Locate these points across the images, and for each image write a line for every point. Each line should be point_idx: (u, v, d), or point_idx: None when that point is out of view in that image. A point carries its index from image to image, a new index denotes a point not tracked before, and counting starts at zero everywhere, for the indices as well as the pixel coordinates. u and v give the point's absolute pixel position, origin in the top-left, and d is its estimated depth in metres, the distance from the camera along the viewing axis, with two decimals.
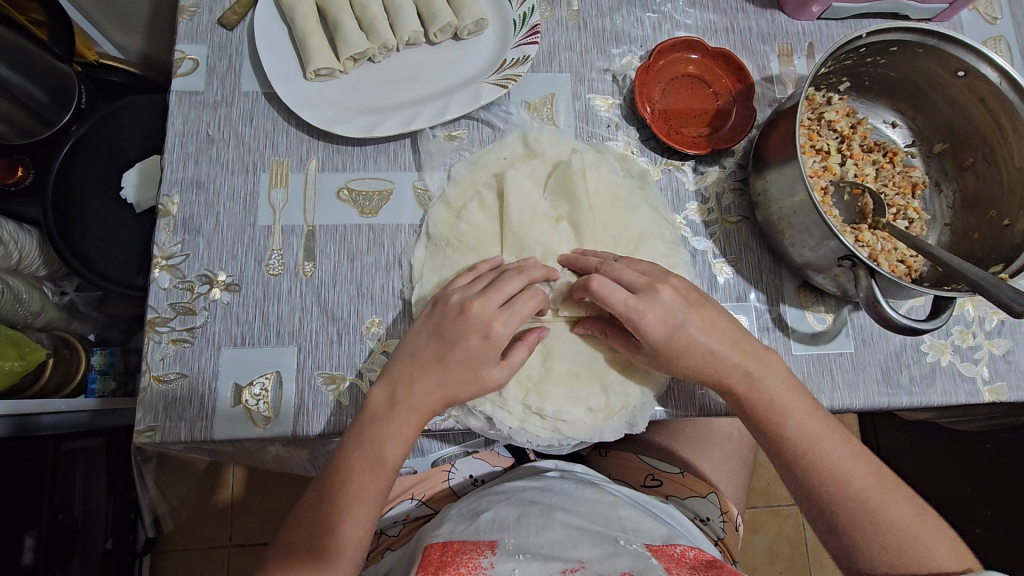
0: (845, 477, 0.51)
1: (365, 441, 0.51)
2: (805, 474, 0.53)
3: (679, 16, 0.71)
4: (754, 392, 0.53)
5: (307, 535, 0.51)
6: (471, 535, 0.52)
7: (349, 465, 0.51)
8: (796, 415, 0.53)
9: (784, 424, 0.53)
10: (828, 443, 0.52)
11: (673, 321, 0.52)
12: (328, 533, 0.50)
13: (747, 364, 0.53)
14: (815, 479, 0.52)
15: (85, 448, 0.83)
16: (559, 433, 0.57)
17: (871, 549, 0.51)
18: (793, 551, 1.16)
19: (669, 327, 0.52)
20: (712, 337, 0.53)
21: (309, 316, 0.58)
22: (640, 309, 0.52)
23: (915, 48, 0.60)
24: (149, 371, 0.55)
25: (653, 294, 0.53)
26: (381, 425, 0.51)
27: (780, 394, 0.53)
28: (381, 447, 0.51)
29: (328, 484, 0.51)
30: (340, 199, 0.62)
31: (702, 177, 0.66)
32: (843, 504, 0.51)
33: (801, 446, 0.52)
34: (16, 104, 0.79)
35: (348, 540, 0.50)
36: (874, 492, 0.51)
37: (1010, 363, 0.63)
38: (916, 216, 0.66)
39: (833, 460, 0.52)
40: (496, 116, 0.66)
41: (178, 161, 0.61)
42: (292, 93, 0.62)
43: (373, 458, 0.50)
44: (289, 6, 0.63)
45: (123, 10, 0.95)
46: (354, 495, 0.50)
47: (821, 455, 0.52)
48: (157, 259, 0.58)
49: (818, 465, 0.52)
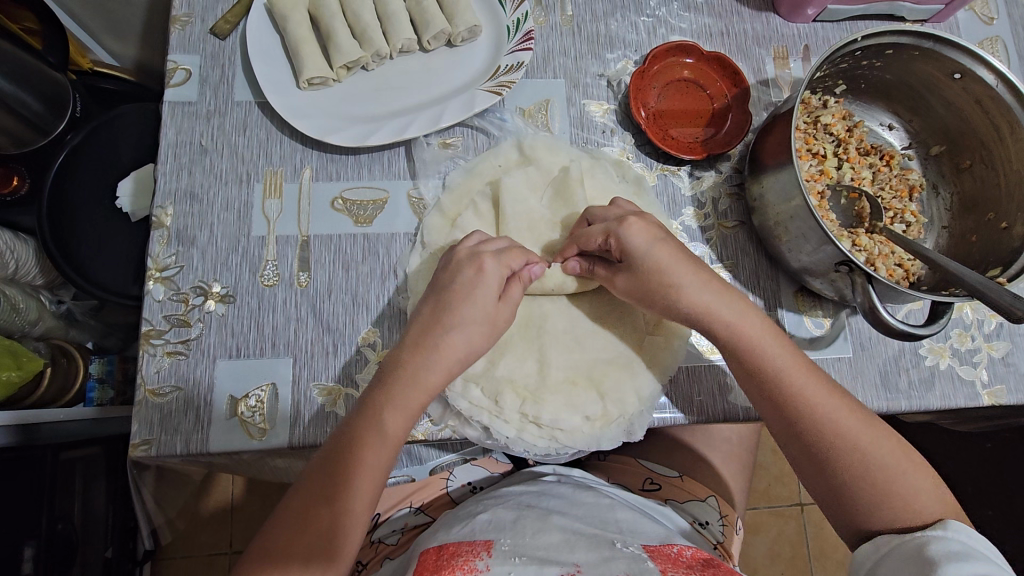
0: (851, 442, 0.51)
1: (370, 410, 0.50)
2: (810, 440, 0.52)
3: (674, 21, 0.71)
4: (763, 357, 0.53)
5: (310, 499, 0.49)
6: (467, 536, 0.53)
7: (358, 429, 0.50)
8: (811, 386, 0.52)
9: (791, 386, 0.52)
10: (832, 407, 0.52)
11: (656, 235, 0.54)
12: (335, 499, 0.48)
13: (755, 325, 0.54)
14: (814, 445, 0.52)
15: (85, 457, 0.83)
16: (555, 442, 0.56)
17: (876, 518, 0.50)
18: (794, 550, 1.15)
19: (650, 240, 0.53)
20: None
21: (304, 326, 0.58)
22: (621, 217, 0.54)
23: (911, 52, 0.59)
24: (144, 384, 0.54)
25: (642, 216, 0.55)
26: (393, 393, 0.51)
27: (784, 368, 0.52)
28: (383, 413, 0.50)
29: (331, 452, 0.50)
30: (335, 209, 0.61)
31: (697, 182, 0.66)
32: (844, 468, 0.51)
33: (806, 419, 0.52)
34: (15, 117, 0.81)
35: (356, 511, 0.49)
36: (875, 459, 0.50)
37: (1009, 365, 0.63)
38: (914, 219, 0.66)
39: (839, 437, 0.51)
40: (490, 123, 0.66)
41: (172, 173, 0.61)
42: (285, 102, 0.62)
43: (380, 426, 0.50)
44: (281, 15, 0.63)
45: (115, 19, 0.95)
46: (361, 463, 0.49)
47: (828, 420, 0.51)
48: (151, 271, 0.58)
49: (828, 428, 0.51)
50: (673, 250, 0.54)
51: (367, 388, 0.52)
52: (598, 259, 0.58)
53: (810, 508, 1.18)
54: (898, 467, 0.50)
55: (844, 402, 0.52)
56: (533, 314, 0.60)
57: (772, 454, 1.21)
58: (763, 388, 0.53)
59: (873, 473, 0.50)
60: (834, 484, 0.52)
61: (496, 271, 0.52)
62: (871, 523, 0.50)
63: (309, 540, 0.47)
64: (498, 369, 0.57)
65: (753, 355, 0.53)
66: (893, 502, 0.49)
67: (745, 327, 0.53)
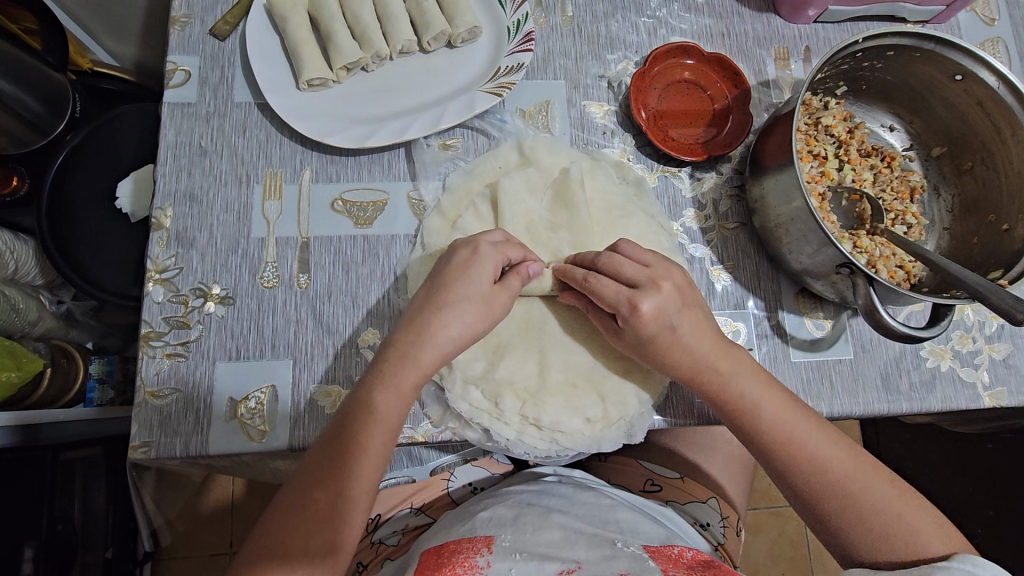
0: (818, 460, 0.52)
1: (363, 396, 0.50)
2: (781, 463, 0.53)
3: (675, 21, 0.71)
4: (726, 389, 0.53)
5: (308, 484, 0.49)
6: (466, 534, 0.52)
7: (353, 413, 0.50)
8: (776, 415, 0.53)
9: (757, 416, 0.53)
10: (798, 428, 0.52)
11: (664, 320, 0.52)
12: (332, 485, 0.49)
13: (717, 357, 0.54)
14: (785, 468, 0.53)
15: (84, 457, 0.83)
16: (556, 444, 0.56)
17: (855, 537, 0.50)
18: (795, 550, 1.15)
19: (657, 327, 0.52)
20: (697, 345, 0.53)
21: (304, 328, 0.58)
22: (634, 302, 0.51)
23: (912, 53, 0.59)
24: (143, 385, 0.54)
25: (653, 289, 0.52)
26: (387, 373, 0.50)
27: (750, 387, 0.53)
28: (372, 398, 0.50)
29: (329, 440, 0.50)
30: (335, 210, 0.61)
31: (698, 183, 0.66)
32: (818, 488, 0.51)
33: (774, 435, 0.52)
34: (16, 118, 0.81)
35: (356, 495, 0.49)
36: (848, 479, 0.51)
37: (1010, 367, 0.63)
38: (915, 220, 0.66)
39: (809, 451, 0.52)
40: (490, 124, 0.65)
41: (171, 174, 0.61)
42: (285, 103, 0.62)
43: (375, 411, 0.50)
44: (281, 16, 0.63)
45: (115, 19, 0.94)
46: (360, 447, 0.49)
47: (796, 444, 0.52)
48: (150, 272, 0.58)
49: (797, 451, 0.52)
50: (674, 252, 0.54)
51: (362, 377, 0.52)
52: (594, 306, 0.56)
53: None
54: (867, 476, 0.51)
55: (807, 417, 0.53)
56: (533, 316, 0.60)
57: None
58: (732, 411, 0.54)
59: (847, 490, 0.51)
60: (809, 504, 0.52)
61: (491, 259, 0.53)
62: (850, 541, 0.51)
63: (309, 527, 0.48)
64: (498, 371, 0.57)
65: (718, 382, 0.53)
66: (870, 522, 0.50)
67: (707, 357, 0.53)
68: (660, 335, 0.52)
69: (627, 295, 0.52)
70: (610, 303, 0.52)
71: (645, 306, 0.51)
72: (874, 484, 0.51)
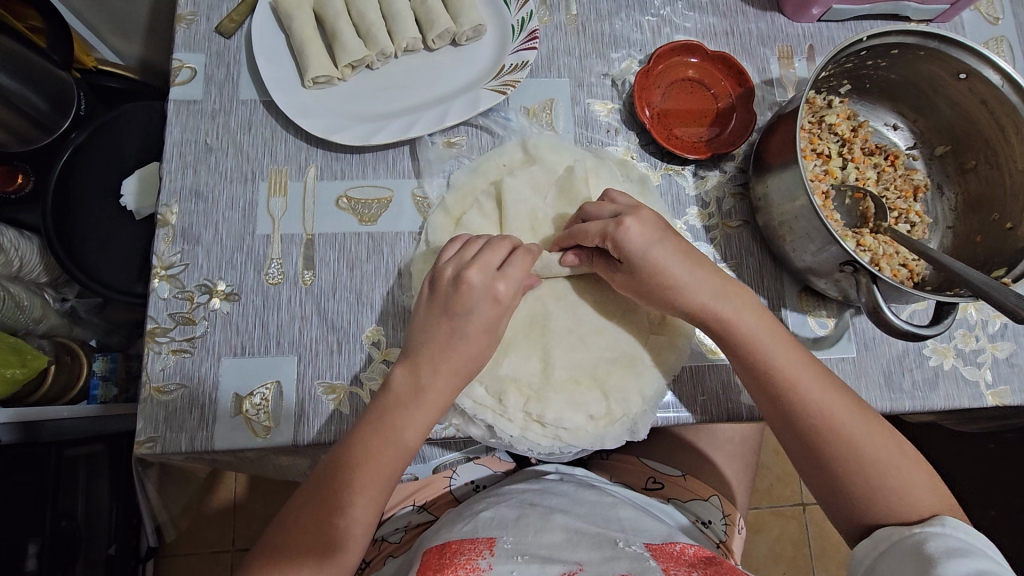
0: (821, 407, 0.52)
1: (386, 422, 0.50)
2: (788, 406, 0.53)
3: (678, 20, 0.71)
4: (736, 322, 0.53)
5: (327, 508, 0.49)
6: (470, 534, 0.53)
7: (372, 436, 0.50)
8: (785, 360, 0.53)
9: (766, 356, 0.53)
10: (803, 374, 0.53)
11: (650, 237, 0.53)
12: (344, 508, 0.49)
13: (727, 290, 0.54)
14: (791, 414, 0.53)
15: (89, 454, 0.83)
16: (559, 441, 0.56)
17: (853, 487, 0.51)
18: (796, 550, 1.15)
19: (646, 242, 0.52)
20: (696, 302, 0.54)
21: (309, 325, 0.58)
22: (618, 220, 0.53)
23: (917, 52, 0.59)
24: (149, 382, 0.55)
25: (636, 214, 0.54)
26: (399, 383, 0.52)
27: (757, 326, 0.54)
28: (400, 432, 0.51)
29: (343, 462, 0.50)
30: (340, 207, 0.62)
31: (702, 182, 0.66)
32: (818, 434, 0.52)
33: (783, 374, 0.53)
34: (16, 112, 0.80)
35: (364, 515, 0.50)
36: (851, 427, 0.51)
37: (1013, 366, 0.63)
38: (919, 219, 0.66)
39: (809, 398, 0.52)
40: (495, 122, 0.66)
41: (177, 171, 0.61)
42: (291, 101, 0.62)
43: (400, 440, 0.51)
44: (287, 14, 0.63)
45: (121, 17, 0.95)
46: (374, 468, 0.50)
47: (798, 386, 0.52)
48: (156, 269, 0.58)
49: (798, 394, 0.52)
50: (678, 247, 0.54)
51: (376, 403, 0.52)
52: (597, 253, 0.57)
53: (811, 509, 1.17)
54: (863, 428, 0.51)
55: (809, 366, 0.53)
56: (537, 312, 0.60)
57: (775, 455, 1.20)
58: (735, 347, 0.54)
59: (847, 436, 0.51)
60: (810, 451, 0.53)
61: (488, 255, 0.53)
62: (847, 491, 0.51)
63: (317, 529, 0.49)
64: (502, 367, 0.57)
65: (728, 326, 0.54)
66: (867, 472, 0.50)
67: (715, 297, 0.54)
68: (650, 254, 0.52)
69: (611, 220, 0.53)
70: (595, 234, 0.54)
71: (630, 223, 0.52)
72: (877, 435, 0.51)
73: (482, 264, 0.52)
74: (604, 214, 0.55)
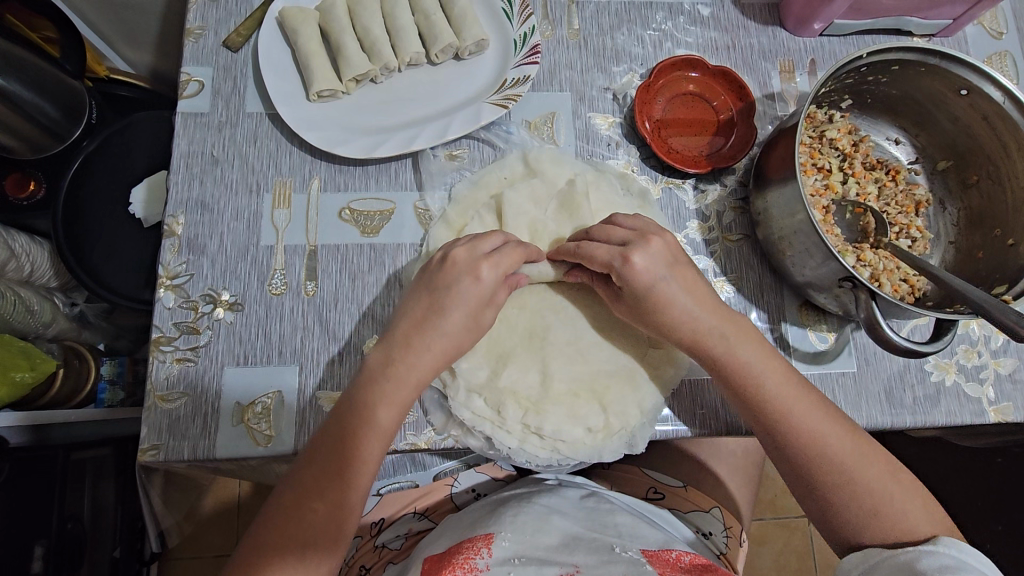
0: (783, 405, 0.53)
1: (361, 404, 0.51)
2: (778, 434, 0.53)
3: (680, 35, 0.71)
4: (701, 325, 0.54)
5: (308, 497, 0.49)
6: (467, 532, 0.55)
7: (351, 420, 0.51)
8: (772, 372, 0.53)
9: (727, 349, 0.54)
10: (763, 369, 0.53)
11: (657, 273, 0.53)
12: (329, 493, 0.49)
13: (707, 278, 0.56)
14: (762, 411, 0.53)
15: (95, 457, 0.85)
16: (557, 453, 0.56)
17: (845, 513, 0.51)
18: (799, 563, 1.15)
19: (652, 279, 0.53)
20: (693, 321, 0.54)
21: (311, 335, 0.59)
22: (626, 256, 0.53)
23: (917, 68, 0.60)
24: (153, 390, 0.56)
25: (644, 244, 0.54)
26: (382, 385, 0.52)
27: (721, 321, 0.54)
28: (373, 409, 0.51)
29: (325, 447, 0.51)
30: (343, 219, 0.62)
31: (702, 196, 0.66)
32: (788, 425, 0.52)
33: (740, 373, 0.53)
34: (28, 121, 0.80)
35: (353, 501, 0.50)
36: (841, 456, 0.51)
37: (1016, 383, 0.63)
38: (920, 234, 0.66)
39: (767, 390, 0.53)
40: (496, 136, 0.66)
41: (184, 183, 0.62)
42: (295, 115, 0.63)
43: (379, 424, 0.51)
44: (292, 29, 0.64)
45: (133, 27, 0.97)
46: (356, 454, 0.50)
47: (754, 385, 0.53)
48: (161, 279, 0.59)
49: (754, 389, 0.53)
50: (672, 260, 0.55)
51: (353, 386, 0.53)
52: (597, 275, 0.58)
53: None
54: (820, 422, 0.52)
55: (769, 360, 0.54)
56: (537, 324, 0.60)
57: None
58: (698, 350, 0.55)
59: (810, 430, 0.52)
60: (793, 463, 0.53)
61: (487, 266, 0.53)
62: (827, 486, 0.52)
63: (304, 530, 0.49)
64: (501, 379, 0.58)
65: (723, 355, 0.54)
66: (858, 498, 0.51)
67: (712, 321, 0.54)
68: (655, 286, 0.53)
69: (618, 251, 0.53)
70: (603, 262, 0.54)
71: (637, 259, 0.52)
72: (868, 461, 0.51)
73: (483, 280, 0.53)
74: (612, 240, 0.55)
